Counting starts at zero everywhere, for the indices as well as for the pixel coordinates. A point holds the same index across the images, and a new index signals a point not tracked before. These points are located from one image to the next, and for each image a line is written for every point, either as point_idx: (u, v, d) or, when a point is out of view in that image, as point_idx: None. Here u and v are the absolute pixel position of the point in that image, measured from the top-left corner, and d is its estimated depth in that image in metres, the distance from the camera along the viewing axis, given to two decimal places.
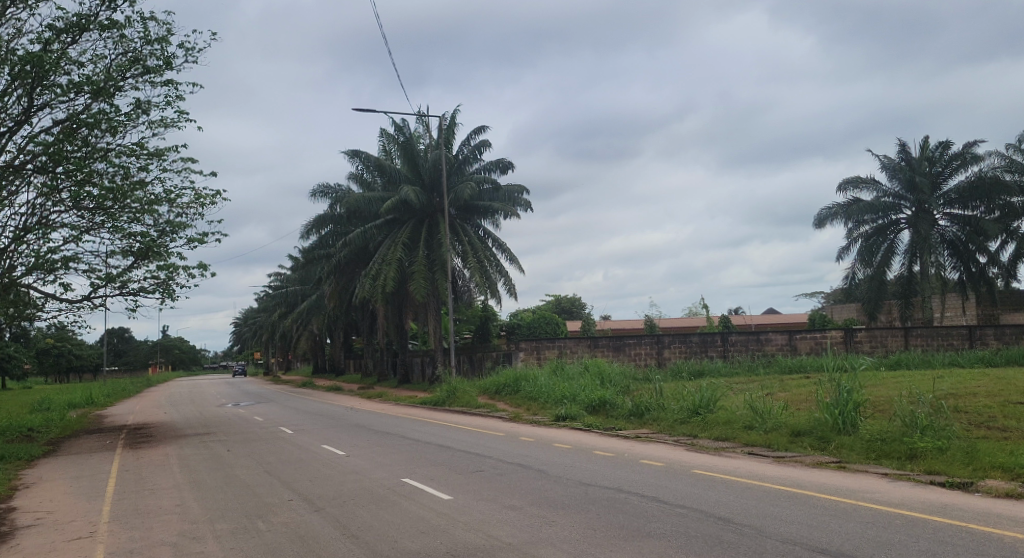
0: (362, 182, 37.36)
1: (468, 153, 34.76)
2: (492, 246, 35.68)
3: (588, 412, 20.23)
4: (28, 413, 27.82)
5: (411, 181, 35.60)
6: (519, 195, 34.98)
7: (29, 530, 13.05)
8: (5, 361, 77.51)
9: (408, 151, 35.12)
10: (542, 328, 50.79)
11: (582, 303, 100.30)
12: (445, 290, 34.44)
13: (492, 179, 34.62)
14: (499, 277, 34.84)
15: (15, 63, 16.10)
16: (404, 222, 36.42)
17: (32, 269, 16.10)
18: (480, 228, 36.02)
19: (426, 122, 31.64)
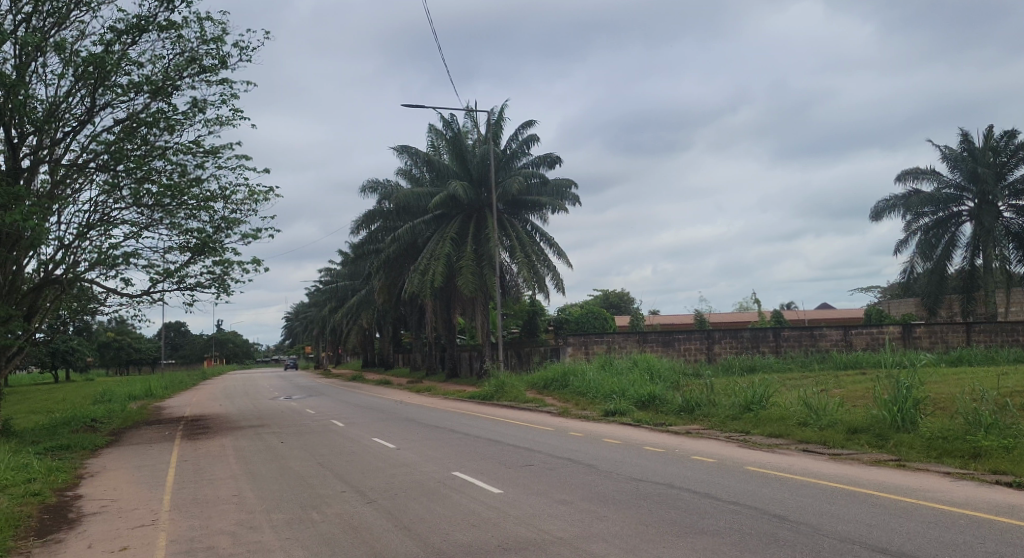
0: (411, 178, 37.65)
1: (516, 148, 34.75)
2: (540, 240, 35.64)
3: (638, 407, 20.13)
4: (90, 404, 28.65)
5: (459, 177, 35.75)
6: (567, 190, 34.88)
7: (94, 517, 13.50)
8: (69, 354, 80.44)
9: (457, 147, 35.26)
10: (590, 324, 50.67)
11: (630, 298, 100.03)
12: (493, 286, 34.46)
13: (540, 173, 34.50)
14: (547, 272, 34.78)
15: (78, 65, 16.52)
16: (452, 217, 36.60)
17: (95, 265, 16.50)
18: (527, 223, 36.00)
19: (476, 117, 31.72)
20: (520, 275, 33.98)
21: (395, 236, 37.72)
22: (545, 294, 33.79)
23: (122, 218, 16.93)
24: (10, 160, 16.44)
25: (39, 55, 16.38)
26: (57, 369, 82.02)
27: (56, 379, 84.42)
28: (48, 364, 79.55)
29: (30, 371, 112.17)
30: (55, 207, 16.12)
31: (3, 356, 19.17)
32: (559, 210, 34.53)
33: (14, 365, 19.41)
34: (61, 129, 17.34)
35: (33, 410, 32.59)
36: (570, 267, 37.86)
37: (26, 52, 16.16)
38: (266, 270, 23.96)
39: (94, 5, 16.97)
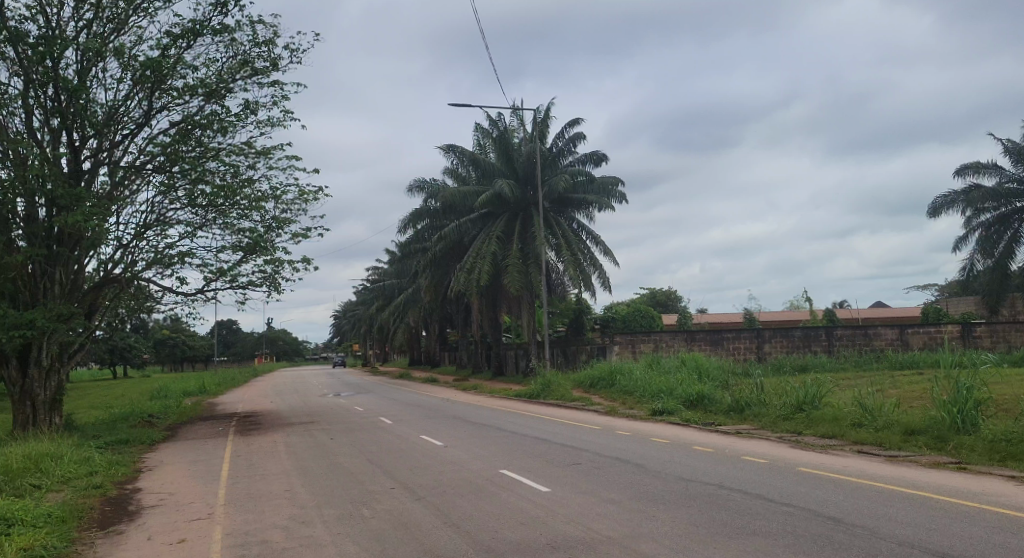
0: (457, 177, 37.85)
1: (562, 146, 34.73)
2: (586, 238, 35.54)
3: (686, 406, 19.96)
4: (147, 400, 29.42)
5: (506, 175, 35.89)
6: (614, 187, 34.68)
7: (153, 510, 13.86)
8: (127, 351, 82.47)
9: (503, 145, 35.36)
10: (636, 322, 50.35)
11: (678, 297, 99.25)
12: (539, 284, 34.46)
13: (587, 171, 34.36)
14: (593, 270, 34.65)
15: (136, 69, 16.92)
16: (499, 216, 36.71)
17: (151, 264, 16.90)
18: (574, 221, 35.93)
19: (522, 115, 31.76)
20: (566, 273, 33.91)
21: (441, 235, 38.00)
22: (591, 293, 33.67)
23: (177, 219, 17.31)
24: (71, 162, 16.93)
25: (99, 60, 16.83)
26: (115, 366, 84.72)
27: (115, 376, 87.18)
28: (107, 360, 82.24)
29: (89, 367, 115.79)
30: (113, 208, 16.55)
31: (65, 352, 19.80)
32: (605, 208, 34.39)
33: (77, 361, 20.02)
34: (119, 132, 17.80)
35: (93, 405, 33.63)
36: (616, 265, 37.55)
37: (86, 58, 16.60)
38: (315, 269, 24.32)
39: (152, 11, 17.37)
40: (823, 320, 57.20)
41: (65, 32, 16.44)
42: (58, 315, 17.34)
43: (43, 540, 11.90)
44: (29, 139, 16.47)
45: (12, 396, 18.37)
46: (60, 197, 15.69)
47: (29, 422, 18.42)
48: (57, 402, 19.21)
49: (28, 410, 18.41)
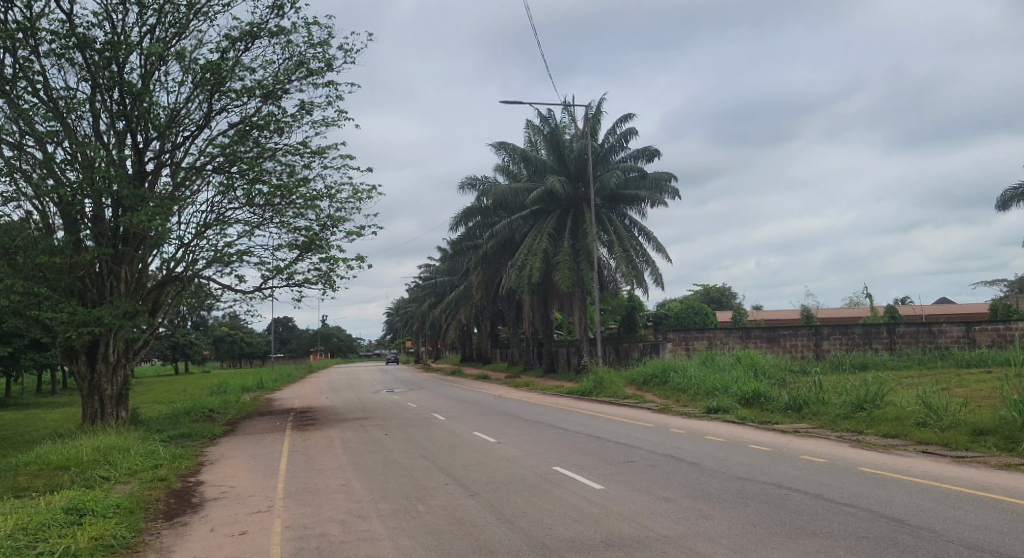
0: (509, 175, 37.91)
1: (614, 142, 34.52)
2: (638, 235, 35.27)
3: (742, 404, 19.67)
4: (208, 395, 30.18)
5: (557, 172, 35.90)
6: (666, 182, 34.28)
7: (215, 502, 14.23)
8: (189, 347, 84.45)
9: (554, 142, 35.38)
10: (690, 319, 49.78)
11: (732, 293, 97.98)
12: (590, 281, 34.28)
13: (639, 167, 34.10)
14: (646, 267, 34.33)
15: (197, 72, 17.33)
16: (550, 213, 36.63)
17: (211, 263, 17.27)
18: (626, 217, 35.67)
19: (573, 111, 31.62)
20: (618, 270, 33.69)
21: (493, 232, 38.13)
22: (643, 290, 33.38)
23: (236, 218, 17.68)
24: (136, 163, 17.43)
25: (162, 64, 17.27)
26: (177, 362, 87.37)
27: (177, 371, 89.89)
28: (170, 356, 84.91)
29: (152, 363, 119.33)
30: (175, 208, 16.97)
31: (130, 349, 20.40)
32: (658, 205, 34.03)
33: (141, 358, 20.60)
34: (181, 133, 18.26)
35: (156, 399, 34.62)
36: (668, 261, 37.09)
37: (150, 62, 17.05)
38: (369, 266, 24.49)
39: (212, 15, 17.76)
40: (885, 317, 55.62)
41: (130, 38, 16.91)
42: (124, 312, 17.86)
43: (112, 530, 12.31)
44: (95, 142, 17.00)
45: (82, 390, 19.02)
46: (126, 197, 16.16)
47: (98, 416, 19.05)
48: (123, 397, 19.82)
49: (96, 404, 19.05)
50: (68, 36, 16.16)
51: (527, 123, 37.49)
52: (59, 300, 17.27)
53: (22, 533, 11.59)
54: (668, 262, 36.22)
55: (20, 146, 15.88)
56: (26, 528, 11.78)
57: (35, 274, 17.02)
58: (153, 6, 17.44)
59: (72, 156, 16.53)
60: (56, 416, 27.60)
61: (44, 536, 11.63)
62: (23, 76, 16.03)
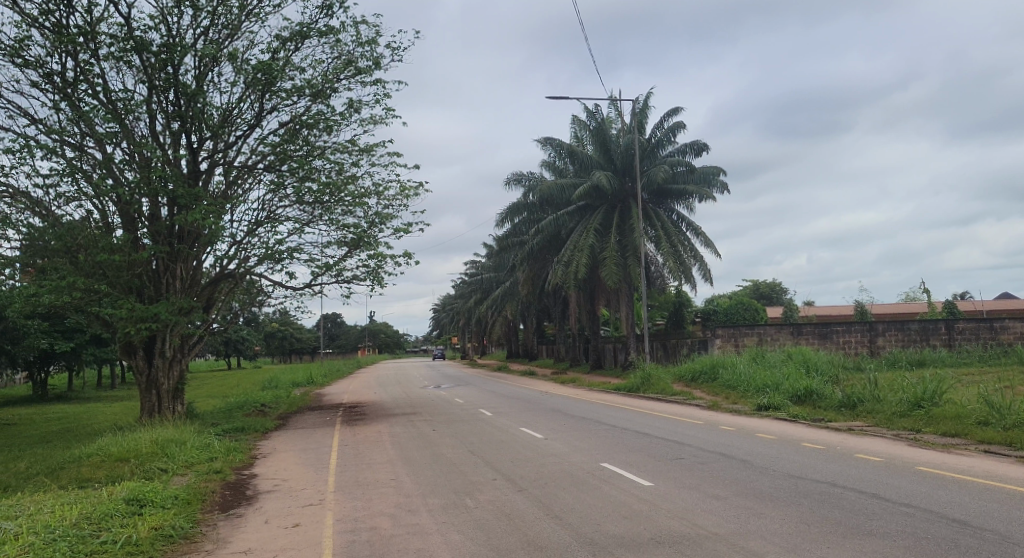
0: (555, 170, 37.84)
1: (662, 136, 34.24)
2: (686, 230, 34.93)
3: (793, 401, 19.34)
4: (261, 390, 30.76)
5: (604, 167, 35.69)
6: (715, 177, 33.86)
7: (268, 495, 14.50)
8: (241, 342, 86.17)
9: (601, 137, 35.19)
10: (739, 315, 49.02)
11: (783, 288, 96.30)
12: (637, 277, 34.04)
13: (687, 161, 33.71)
14: (694, 262, 33.98)
15: (249, 72, 17.64)
16: (597, 208, 36.46)
17: (263, 260, 17.55)
18: (673, 212, 35.35)
19: (620, 106, 31.39)
20: (666, 265, 33.40)
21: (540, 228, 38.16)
22: (692, 285, 33.02)
23: (286, 216, 17.95)
24: (190, 163, 17.80)
25: (215, 65, 17.59)
26: (231, 357, 89.22)
27: (231, 366, 91.98)
28: (223, 352, 86.79)
29: (205, 358, 122.18)
30: (228, 207, 17.29)
31: (186, 344, 20.90)
32: (707, 199, 33.67)
33: (196, 353, 21.07)
34: (233, 133, 18.59)
35: (211, 394, 35.39)
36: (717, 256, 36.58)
37: (203, 63, 17.40)
38: (417, 264, 23.69)
39: (263, 16, 18.04)
40: (943, 313, 54.11)
41: (184, 40, 17.27)
42: (179, 308, 18.28)
43: (171, 520, 12.62)
44: (152, 142, 17.40)
45: (140, 384, 19.52)
46: (181, 196, 16.51)
47: (155, 409, 19.54)
48: (179, 391, 20.33)
49: (154, 398, 19.54)
50: (125, 39, 16.56)
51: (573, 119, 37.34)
52: (117, 297, 17.73)
53: (86, 522, 11.95)
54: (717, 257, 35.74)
55: (81, 147, 16.33)
56: (90, 518, 12.15)
57: (95, 271, 17.51)
58: (207, 8, 17.78)
59: (130, 156, 16.95)
60: (116, 409, 28.44)
61: (107, 525, 11.98)
62: (84, 78, 16.48)
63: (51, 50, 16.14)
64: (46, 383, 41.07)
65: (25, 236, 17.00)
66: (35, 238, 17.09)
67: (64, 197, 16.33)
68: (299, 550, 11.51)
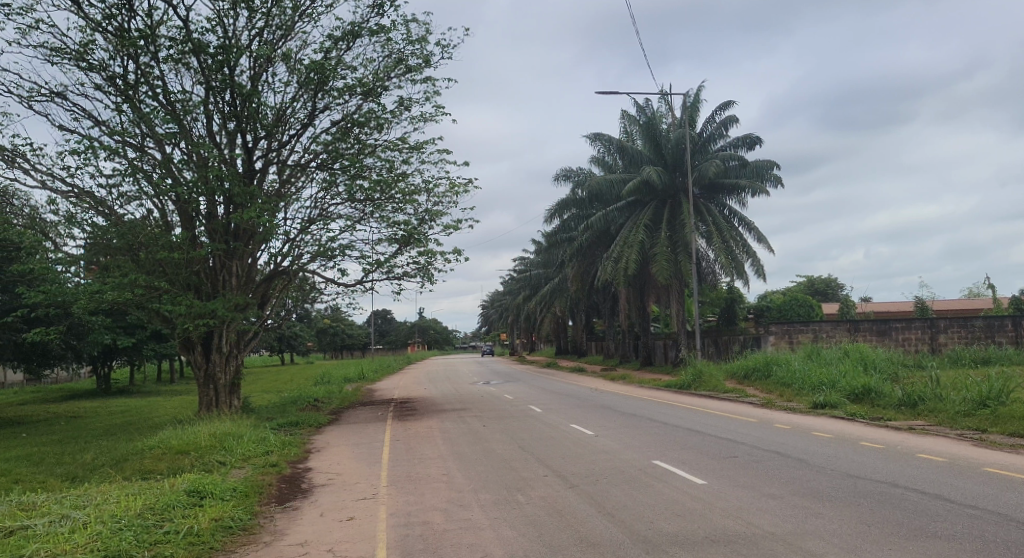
0: (604, 166, 37.68)
1: (714, 131, 33.98)
2: (738, 225, 34.46)
3: (851, 399, 18.94)
4: (315, 385, 31.24)
5: (654, 163, 35.40)
6: (768, 171, 33.31)
7: (323, 488, 14.72)
8: (293, 339, 87.66)
9: (651, 132, 34.98)
10: (794, 311, 48.34)
11: (840, 284, 94.23)
12: (688, 273, 33.68)
13: (739, 155, 33.22)
14: (746, 257, 33.49)
15: (303, 72, 17.90)
16: (646, 204, 36.20)
17: (316, 257, 17.78)
18: (725, 207, 34.90)
19: (670, 100, 31.13)
20: (717, 261, 32.99)
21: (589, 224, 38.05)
22: (744, 281, 32.55)
23: (338, 213, 18.16)
24: (245, 162, 18.13)
25: (270, 65, 17.89)
26: (285, 353, 90.82)
27: (283, 362, 93.64)
28: (276, 347, 88.49)
29: (259, 354, 124.75)
30: (282, 204, 17.59)
31: (242, 340, 21.33)
32: (760, 193, 33.10)
33: (251, 348, 21.50)
34: (286, 132, 18.89)
35: (268, 389, 36.08)
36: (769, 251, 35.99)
37: (258, 64, 17.71)
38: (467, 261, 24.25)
39: (316, 16, 18.27)
40: (1009, 311, 52.34)
41: (240, 41, 17.58)
42: (236, 304, 18.65)
43: (230, 512, 12.90)
44: (209, 142, 17.77)
45: (198, 379, 20.00)
46: (237, 194, 16.86)
47: (213, 403, 19.97)
48: (236, 386, 20.74)
49: (211, 392, 19.99)
50: (184, 41, 16.93)
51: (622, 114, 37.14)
52: (177, 294, 18.18)
53: (149, 513, 12.26)
54: (770, 253, 35.20)
55: (142, 148, 16.74)
56: (153, 508, 12.47)
57: (155, 268, 17.96)
58: (262, 9, 18.08)
59: (188, 156, 17.34)
60: (177, 403, 29.16)
61: (169, 515, 12.28)
62: (145, 81, 16.90)
63: (113, 54, 16.59)
64: (110, 378, 42.38)
65: (90, 234, 17.53)
66: (99, 237, 17.58)
67: (126, 196, 16.77)
68: (355, 543, 11.65)
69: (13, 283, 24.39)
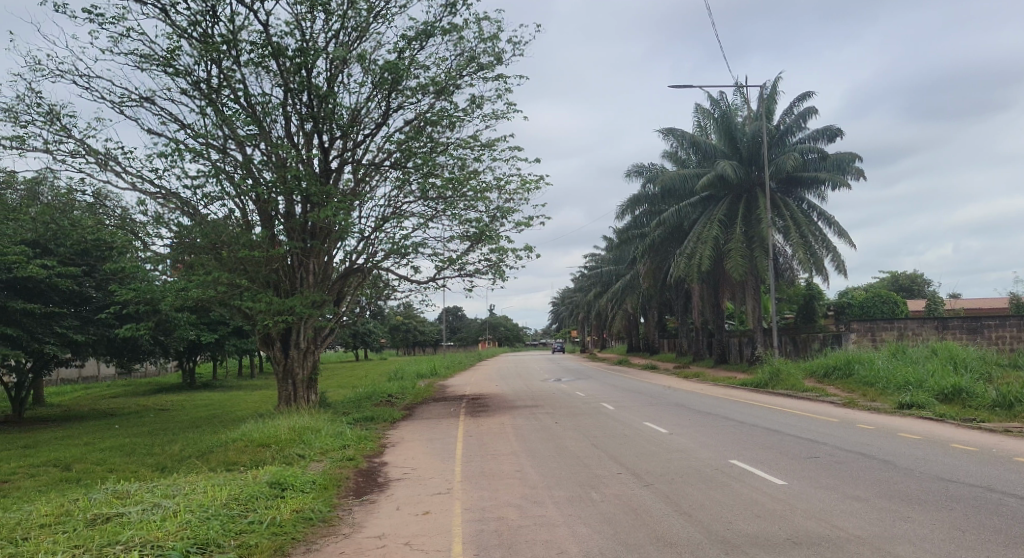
0: (677, 161, 37.24)
1: (791, 123, 33.13)
2: (818, 220, 33.56)
3: (939, 399, 18.22)
4: (390, 381, 31.78)
5: (728, 157, 34.79)
6: (850, 164, 32.26)
7: (399, 482, 14.94)
8: (367, 336, 89.38)
9: (726, 125, 34.39)
10: (877, 308, 47.09)
11: (925, 280, 90.52)
12: (764, 270, 32.98)
13: (818, 148, 32.44)
14: (826, 253, 32.59)
15: (378, 73, 18.19)
16: (720, 199, 35.56)
17: (389, 255, 18.02)
18: (803, 202, 34.06)
19: (746, 92, 30.52)
20: (795, 256, 32.22)
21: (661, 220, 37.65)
22: (823, 277, 31.66)
23: (412, 211, 18.35)
24: (322, 162, 18.52)
25: (346, 67, 18.23)
26: (359, 349, 92.73)
27: (357, 358, 95.59)
28: (351, 343, 90.47)
29: (334, 350, 127.78)
30: (357, 203, 17.88)
31: (319, 336, 21.85)
32: (841, 187, 32.10)
33: (328, 345, 21.99)
34: (361, 132, 19.22)
35: (347, 383, 36.93)
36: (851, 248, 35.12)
37: (334, 66, 18.07)
38: (539, 257, 24.24)
39: (390, 18, 18.53)
40: None
41: (317, 43, 17.95)
42: (313, 301, 19.04)
43: (311, 503, 13.19)
44: (287, 143, 18.20)
45: (277, 374, 20.56)
46: (314, 193, 17.22)
47: (291, 398, 20.52)
48: (313, 381, 21.25)
49: (290, 387, 20.55)
50: (264, 45, 17.39)
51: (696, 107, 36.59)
52: (257, 291, 18.73)
53: (235, 503, 12.63)
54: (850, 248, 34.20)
55: (224, 150, 17.26)
56: (238, 499, 12.85)
57: (237, 266, 18.54)
58: (338, 12, 18.44)
59: (267, 156, 17.80)
60: (259, 397, 30.09)
61: (253, 506, 12.64)
62: (227, 84, 17.42)
63: (198, 59, 17.15)
64: (194, 372, 44.04)
65: (176, 234, 18.20)
66: (185, 236, 18.22)
67: (209, 196, 17.32)
68: (431, 537, 11.74)
69: (107, 281, 25.90)
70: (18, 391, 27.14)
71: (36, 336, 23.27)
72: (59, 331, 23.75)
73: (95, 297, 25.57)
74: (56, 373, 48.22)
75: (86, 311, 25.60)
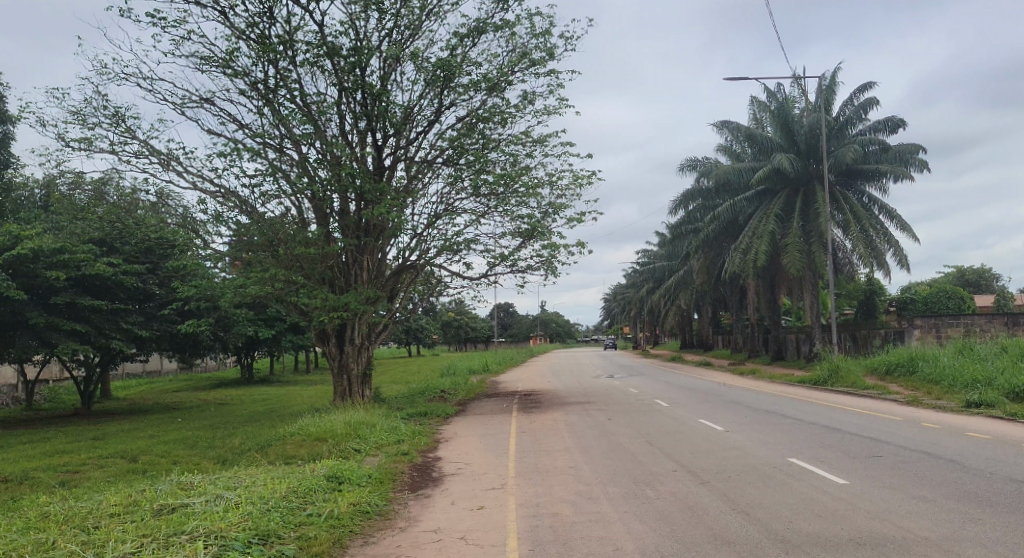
0: (732, 154, 36.69)
1: (852, 114, 32.36)
2: (879, 213, 32.75)
3: (1010, 398, 17.57)
4: (444, 377, 31.96)
5: (785, 150, 34.09)
6: (912, 156, 31.38)
7: (453, 477, 15.02)
8: (420, 331, 90.13)
9: (783, 118, 33.72)
10: (941, 304, 45.62)
11: (992, 274, 87.46)
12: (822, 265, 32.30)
13: (880, 140, 31.61)
14: (887, 247, 31.78)
15: (430, 70, 18.28)
16: (777, 193, 34.93)
17: (441, 251, 18.13)
18: (863, 195, 33.26)
19: (804, 83, 29.89)
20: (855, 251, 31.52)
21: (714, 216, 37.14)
22: (883, 272, 30.89)
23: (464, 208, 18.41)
24: (376, 159, 18.70)
25: (399, 65, 18.36)
26: (412, 345, 93.66)
27: (409, 354, 96.59)
28: (404, 339, 91.36)
29: (386, 346, 129.31)
30: (410, 200, 18.04)
31: (373, 332, 22.09)
32: (902, 179, 31.27)
33: (383, 340, 22.23)
34: (414, 130, 19.35)
35: (402, 378, 37.29)
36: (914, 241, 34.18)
37: (388, 64, 18.22)
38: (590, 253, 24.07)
39: (443, 15, 18.59)
40: None
41: (371, 42, 18.12)
42: (368, 297, 19.23)
43: (367, 497, 13.33)
44: (342, 141, 18.42)
45: (333, 369, 20.89)
46: (368, 191, 17.40)
47: (347, 393, 20.82)
48: (368, 376, 21.48)
49: (345, 382, 20.84)
50: (319, 45, 17.63)
51: (753, 99, 35.93)
52: (313, 288, 19.02)
53: (293, 495, 12.84)
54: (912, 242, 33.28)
55: (280, 149, 17.55)
56: (297, 491, 13.06)
57: (293, 263, 18.88)
58: (391, 10, 18.58)
59: (322, 155, 18.04)
60: (317, 392, 30.57)
61: (311, 499, 12.83)
62: (283, 84, 17.72)
63: (256, 60, 17.47)
64: (253, 367, 44.98)
65: (235, 233, 18.58)
66: (243, 234, 18.59)
67: (267, 195, 17.63)
68: (486, 532, 11.77)
69: (169, 278, 26.48)
70: (87, 385, 28.10)
71: (103, 332, 24.04)
72: (125, 327, 24.46)
73: (158, 293, 26.07)
74: (122, 368, 49.79)
75: (151, 308, 26.21)
